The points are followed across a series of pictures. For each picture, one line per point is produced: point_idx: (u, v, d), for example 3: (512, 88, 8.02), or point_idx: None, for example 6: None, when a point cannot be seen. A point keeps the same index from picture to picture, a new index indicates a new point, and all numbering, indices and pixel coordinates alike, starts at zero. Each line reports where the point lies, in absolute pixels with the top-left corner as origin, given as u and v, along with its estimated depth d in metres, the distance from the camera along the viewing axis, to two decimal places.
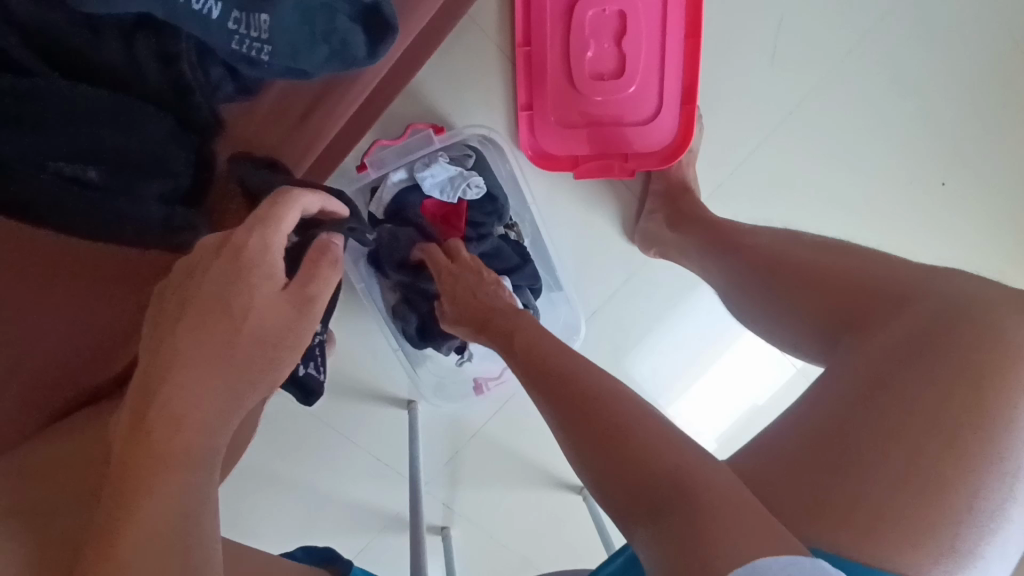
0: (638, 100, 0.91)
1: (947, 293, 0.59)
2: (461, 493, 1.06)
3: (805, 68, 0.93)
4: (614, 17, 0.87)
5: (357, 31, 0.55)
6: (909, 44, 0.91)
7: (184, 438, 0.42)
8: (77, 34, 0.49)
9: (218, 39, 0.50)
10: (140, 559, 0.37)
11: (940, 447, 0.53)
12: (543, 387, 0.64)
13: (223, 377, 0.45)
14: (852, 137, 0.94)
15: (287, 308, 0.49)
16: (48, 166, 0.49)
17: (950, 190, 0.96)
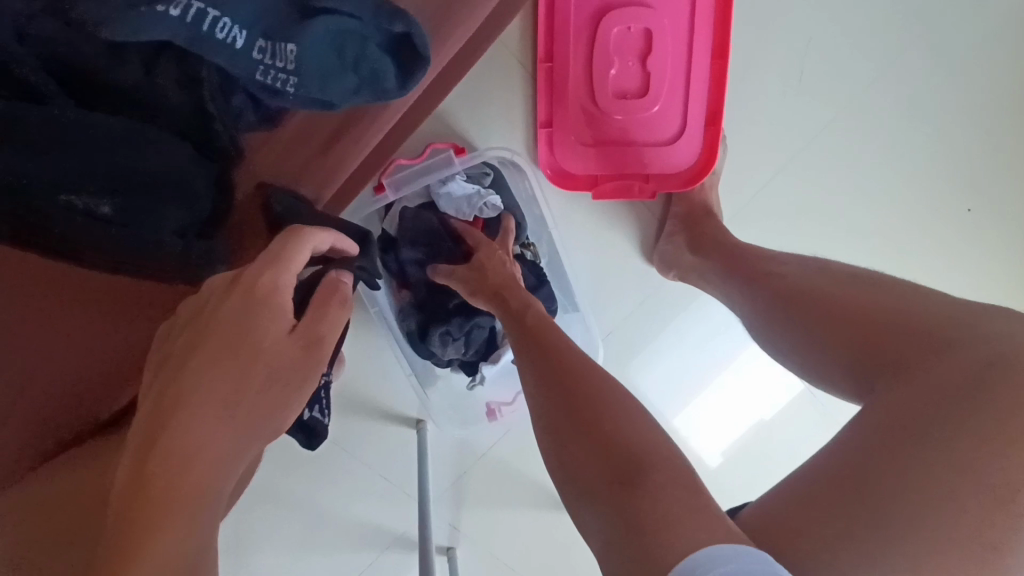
0: (661, 120, 0.89)
1: (987, 336, 0.55)
2: (468, 514, 1.04)
3: (834, 91, 0.90)
4: (639, 36, 0.85)
5: (387, 60, 0.56)
6: (939, 69, 0.89)
7: (193, 480, 0.39)
8: (96, 59, 0.47)
9: (242, 69, 0.50)
10: None
11: (984, 495, 0.49)
12: (561, 407, 0.61)
13: (230, 418, 0.43)
14: (879, 162, 0.92)
15: (296, 350, 0.48)
16: (61, 197, 0.46)
17: (976, 218, 0.94)
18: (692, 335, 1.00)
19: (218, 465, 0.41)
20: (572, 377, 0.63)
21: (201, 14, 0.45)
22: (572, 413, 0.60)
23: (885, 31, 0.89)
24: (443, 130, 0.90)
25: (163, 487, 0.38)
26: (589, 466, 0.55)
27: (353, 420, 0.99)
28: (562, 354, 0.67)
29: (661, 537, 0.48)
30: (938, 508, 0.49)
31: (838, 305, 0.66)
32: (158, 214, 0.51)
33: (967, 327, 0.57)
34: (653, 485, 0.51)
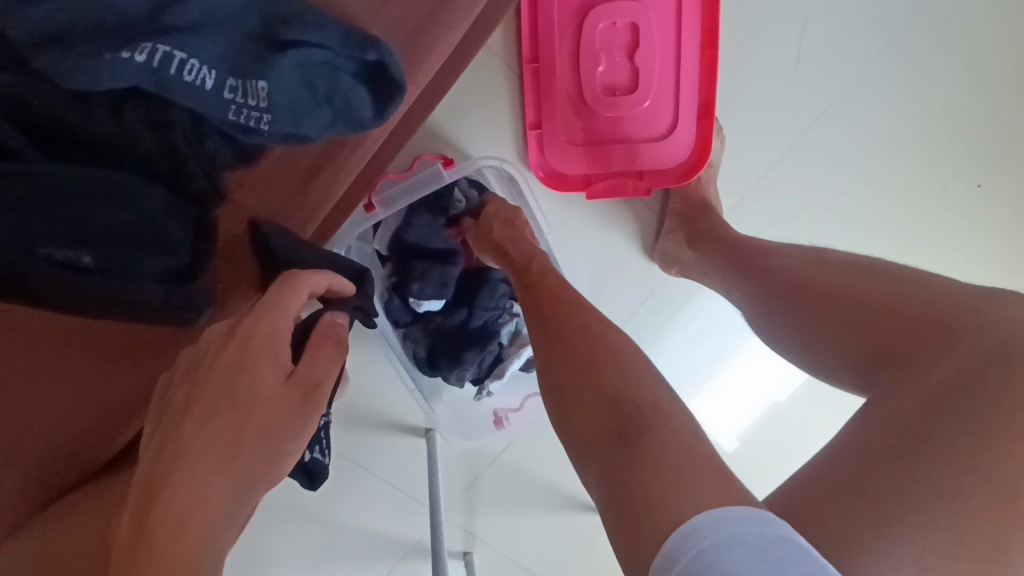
0: (652, 116, 0.87)
1: (996, 320, 0.54)
2: (481, 518, 1.04)
3: (829, 75, 0.88)
4: (626, 30, 0.83)
5: (361, 90, 0.55)
6: (936, 45, 0.87)
7: (190, 537, 0.39)
8: (66, 110, 0.48)
9: (214, 109, 0.51)
10: None
11: (988, 487, 0.48)
12: (577, 397, 0.57)
13: (224, 481, 0.42)
14: (879, 144, 0.90)
15: (291, 396, 0.46)
16: (37, 251, 0.47)
17: (986, 194, 0.92)
18: (698, 326, 0.99)
19: (208, 537, 0.40)
20: (584, 357, 0.59)
21: (166, 57, 0.47)
22: (595, 399, 0.55)
23: (878, 10, 0.86)
24: (430, 139, 0.88)
25: (167, 543, 0.38)
26: (598, 444, 0.53)
27: (357, 431, 0.98)
28: (584, 334, 0.62)
29: (658, 499, 0.45)
30: (939, 497, 0.48)
31: (843, 293, 0.64)
32: (132, 265, 0.52)
33: (986, 316, 0.54)
34: (645, 447, 0.49)
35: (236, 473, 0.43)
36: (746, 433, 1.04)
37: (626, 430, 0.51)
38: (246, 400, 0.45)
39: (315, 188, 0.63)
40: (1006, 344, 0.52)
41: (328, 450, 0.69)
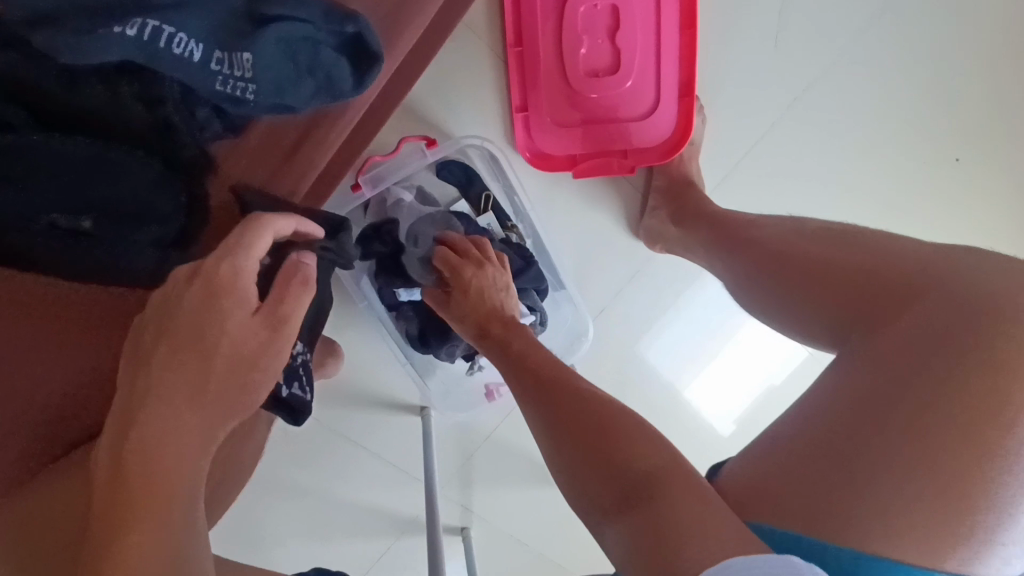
0: (635, 95, 0.89)
1: (958, 275, 0.56)
2: (477, 494, 1.07)
3: (806, 51, 0.90)
4: (606, 12, 0.85)
5: (343, 64, 0.59)
6: (909, 20, 0.89)
7: (166, 472, 0.43)
8: (56, 81, 0.50)
9: (202, 82, 0.54)
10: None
11: (954, 436, 0.50)
12: (579, 460, 0.59)
13: (197, 415, 0.45)
14: (856, 118, 0.92)
15: (259, 335, 0.47)
16: (42, 218, 0.51)
17: (964, 168, 0.94)
18: (686, 303, 1.01)
19: (186, 464, 0.44)
20: (587, 429, 0.61)
21: (156, 31, 0.49)
22: (595, 462, 0.58)
23: None
24: (417, 123, 0.90)
25: (145, 480, 0.42)
26: (612, 515, 0.55)
27: (354, 409, 1.01)
28: (579, 407, 0.63)
29: (674, 556, 0.48)
30: (915, 455, 0.51)
31: (817, 259, 0.67)
32: (127, 235, 0.56)
33: (950, 273, 0.56)
34: (659, 509, 0.51)
35: (208, 408, 0.45)
36: (738, 411, 1.06)
37: (637, 499, 0.54)
38: (214, 342, 0.45)
39: (300, 160, 0.67)
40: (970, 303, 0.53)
41: (310, 388, 0.72)
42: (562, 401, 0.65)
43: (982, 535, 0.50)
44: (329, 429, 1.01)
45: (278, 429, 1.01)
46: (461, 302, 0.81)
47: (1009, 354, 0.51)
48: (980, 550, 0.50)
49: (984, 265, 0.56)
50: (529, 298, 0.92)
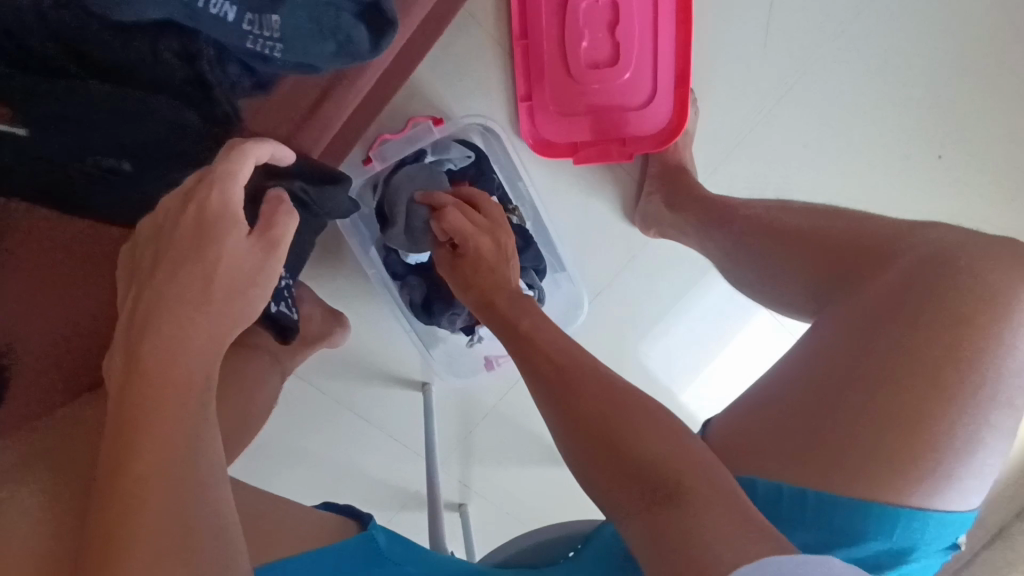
0: (633, 86, 0.94)
1: (925, 242, 0.60)
2: (476, 471, 1.12)
3: (795, 48, 0.95)
4: (607, 7, 0.91)
5: (360, 27, 0.64)
6: (895, 21, 0.94)
7: (175, 372, 0.45)
8: (103, 37, 0.54)
9: (234, 40, 0.58)
10: (147, 469, 0.42)
11: (923, 382, 0.53)
12: (595, 460, 0.54)
13: (203, 334, 0.47)
14: (844, 113, 0.97)
15: (253, 255, 0.50)
16: (87, 158, 0.58)
17: (947, 163, 0.98)
18: (681, 287, 1.05)
19: (195, 380, 0.46)
20: (604, 422, 0.55)
21: None
22: (608, 462, 0.53)
23: None
24: (425, 108, 0.95)
25: (155, 379, 0.44)
26: (638, 512, 0.49)
27: (358, 383, 1.05)
28: (592, 402, 0.57)
29: (704, 559, 0.43)
30: (878, 393, 0.54)
31: (802, 232, 0.71)
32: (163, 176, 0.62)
33: (917, 240, 0.61)
34: (690, 510, 0.46)
35: (211, 318, 0.48)
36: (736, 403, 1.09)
37: (667, 499, 0.48)
38: (211, 264, 0.47)
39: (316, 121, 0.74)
40: (931, 262, 0.57)
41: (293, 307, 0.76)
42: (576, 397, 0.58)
43: (944, 471, 0.53)
44: (335, 402, 1.05)
45: (283, 401, 1.05)
46: (468, 269, 0.76)
47: (969, 304, 0.54)
48: (942, 485, 0.53)
49: (946, 231, 0.60)
50: (528, 277, 0.96)
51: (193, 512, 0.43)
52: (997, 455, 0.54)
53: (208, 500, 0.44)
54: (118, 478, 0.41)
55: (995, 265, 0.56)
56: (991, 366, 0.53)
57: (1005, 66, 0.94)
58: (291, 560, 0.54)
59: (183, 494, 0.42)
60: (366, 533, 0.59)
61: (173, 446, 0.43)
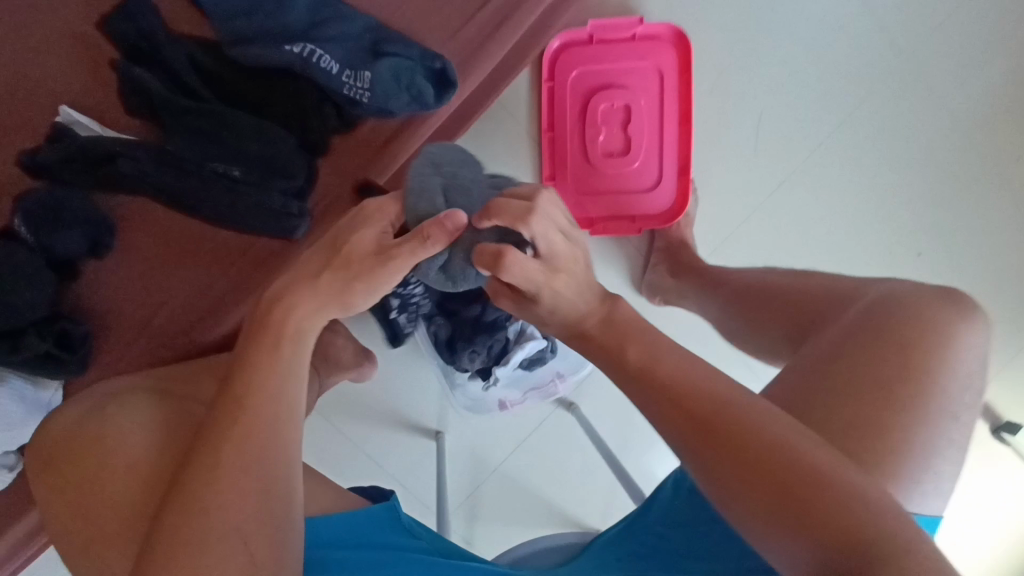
0: (642, 172, 1.09)
1: (877, 287, 0.71)
2: (481, 529, 1.13)
3: (778, 154, 1.13)
4: (621, 110, 1.08)
5: (429, 86, 0.79)
6: (858, 138, 1.13)
7: (289, 318, 0.58)
8: (241, 81, 0.78)
9: (336, 86, 0.78)
10: (253, 385, 0.57)
11: (874, 394, 0.62)
12: (736, 483, 0.52)
13: (320, 310, 0.58)
14: (820, 209, 1.14)
15: (373, 254, 0.56)
16: (208, 163, 0.76)
17: (925, 260, 1.14)
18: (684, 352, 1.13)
19: (292, 331, 0.58)
20: (765, 456, 0.51)
21: (312, 52, 0.77)
22: (759, 491, 0.51)
23: (813, 110, 1.12)
24: None
25: (274, 324, 0.58)
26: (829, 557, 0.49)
27: (375, 426, 1.11)
28: (756, 446, 0.52)
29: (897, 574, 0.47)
30: (838, 400, 0.63)
31: (778, 284, 0.81)
32: (266, 181, 0.77)
33: (870, 285, 0.72)
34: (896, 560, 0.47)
35: (328, 291, 0.58)
36: None
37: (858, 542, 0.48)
38: (345, 252, 0.57)
39: (388, 153, 0.81)
40: (885, 299, 0.68)
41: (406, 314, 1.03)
42: (700, 413, 0.53)
43: (906, 474, 0.61)
44: (352, 443, 1.10)
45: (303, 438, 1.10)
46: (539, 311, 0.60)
47: (914, 332, 0.64)
48: (906, 486, 0.61)
49: (901, 281, 0.70)
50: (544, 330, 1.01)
51: (268, 457, 0.56)
52: (946, 460, 0.63)
53: (278, 451, 0.56)
54: (238, 381, 0.57)
55: (937, 300, 0.66)
56: (937, 384, 0.63)
57: (950, 185, 1.13)
58: (330, 517, 0.66)
59: (270, 429, 0.56)
60: (386, 504, 0.68)
61: (269, 375, 0.57)
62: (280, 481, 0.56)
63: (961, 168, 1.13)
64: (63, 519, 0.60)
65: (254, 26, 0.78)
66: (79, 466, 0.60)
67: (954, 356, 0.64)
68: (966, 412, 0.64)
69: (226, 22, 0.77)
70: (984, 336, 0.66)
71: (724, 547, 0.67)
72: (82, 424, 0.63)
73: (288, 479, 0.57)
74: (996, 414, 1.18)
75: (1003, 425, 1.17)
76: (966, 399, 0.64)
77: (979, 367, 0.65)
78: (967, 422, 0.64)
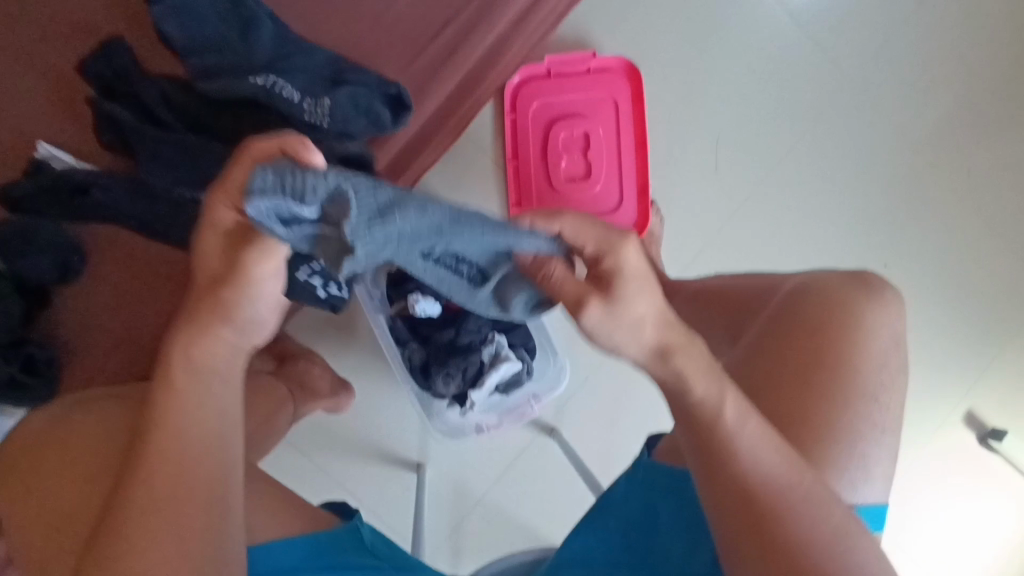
0: (603, 195, 1.12)
1: (799, 277, 0.74)
2: (466, 565, 1.10)
3: (736, 172, 1.18)
4: (580, 137, 1.13)
5: (386, 110, 0.84)
6: (809, 155, 1.19)
7: (185, 347, 0.51)
8: (205, 111, 0.83)
9: (297, 112, 0.81)
10: (164, 423, 0.52)
11: (798, 384, 0.65)
12: (730, 538, 0.55)
13: (217, 342, 0.52)
14: (780, 224, 1.18)
15: (224, 259, 0.48)
16: (175, 189, 0.81)
17: (892, 270, 1.19)
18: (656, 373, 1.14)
19: (196, 360, 0.52)
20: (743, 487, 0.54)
21: (273, 82, 0.81)
22: (751, 539, 0.54)
23: (766, 131, 1.18)
24: None
25: (171, 352, 0.52)
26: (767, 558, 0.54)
27: (354, 459, 1.10)
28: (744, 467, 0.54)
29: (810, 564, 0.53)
30: (771, 389, 0.66)
31: (728, 284, 0.83)
32: None
33: (797, 275, 0.75)
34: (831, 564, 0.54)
35: (207, 312, 0.50)
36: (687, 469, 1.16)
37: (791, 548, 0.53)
38: (212, 276, 0.49)
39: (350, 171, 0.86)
40: (807, 288, 0.70)
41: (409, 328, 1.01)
42: (727, 467, 0.54)
43: (837, 460, 0.63)
44: (331, 477, 1.09)
45: (281, 472, 1.09)
46: (626, 331, 0.50)
47: (829, 317, 0.67)
48: (837, 475, 0.63)
49: (823, 271, 0.73)
50: (518, 353, 1.01)
51: (194, 488, 0.51)
52: (878, 447, 0.65)
53: (198, 492, 0.51)
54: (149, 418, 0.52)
55: (850, 283, 0.69)
56: (857, 369, 0.65)
57: (904, 198, 1.19)
58: (288, 539, 0.63)
59: (183, 471, 0.51)
60: (351, 524, 0.66)
61: (177, 413, 0.52)
62: (200, 530, 0.51)
63: (910, 182, 1.19)
64: (30, 514, 0.61)
65: (221, 63, 0.83)
66: (52, 462, 0.62)
67: (870, 336, 0.67)
68: (899, 393, 0.67)
69: (197, 59, 0.83)
70: (900, 315, 0.69)
71: (699, 547, 0.67)
72: (55, 426, 0.65)
73: (224, 512, 0.52)
74: (982, 422, 1.19)
75: (989, 433, 1.18)
76: (887, 379, 0.66)
77: (895, 345, 0.68)
78: (892, 404, 0.66)
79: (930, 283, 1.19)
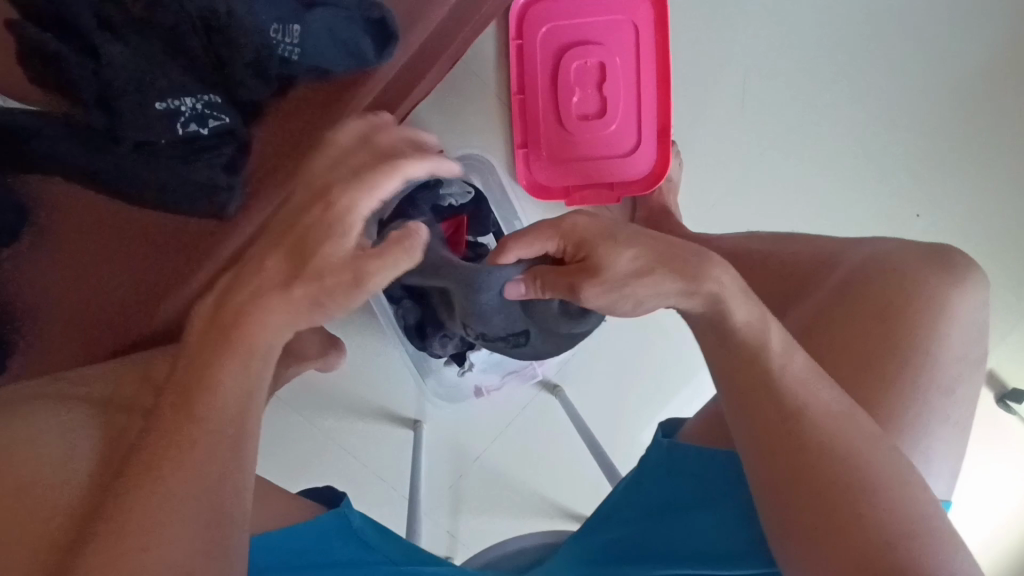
0: (618, 137, 1.01)
1: (860, 247, 0.65)
2: (464, 519, 1.08)
3: (768, 111, 1.06)
4: (595, 68, 0.99)
5: (366, 40, 0.84)
6: (850, 91, 1.05)
7: (249, 327, 0.48)
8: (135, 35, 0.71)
9: (262, 39, 0.75)
10: (210, 413, 0.45)
11: (852, 370, 0.58)
12: (791, 527, 0.49)
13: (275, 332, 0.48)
14: (812, 169, 1.07)
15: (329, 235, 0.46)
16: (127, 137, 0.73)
17: (925, 221, 1.09)
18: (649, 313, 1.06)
19: (256, 345, 0.48)
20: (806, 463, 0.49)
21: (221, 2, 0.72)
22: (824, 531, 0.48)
23: (806, 64, 1.05)
24: None
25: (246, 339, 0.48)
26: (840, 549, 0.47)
27: (345, 415, 1.05)
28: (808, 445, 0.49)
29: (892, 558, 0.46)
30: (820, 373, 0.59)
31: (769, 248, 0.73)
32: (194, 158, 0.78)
33: (853, 245, 0.67)
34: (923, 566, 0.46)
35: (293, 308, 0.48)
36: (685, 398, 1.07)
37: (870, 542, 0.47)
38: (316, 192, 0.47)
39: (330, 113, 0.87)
40: (868, 265, 0.63)
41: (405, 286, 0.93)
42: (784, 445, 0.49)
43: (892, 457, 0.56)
44: (321, 433, 1.05)
45: (269, 426, 1.05)
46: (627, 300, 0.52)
47: (895, 297, 0.59)
48: None
49: (884, 243, 0.65)
50: None
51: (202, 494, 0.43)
52: (944, 437, 0.58)
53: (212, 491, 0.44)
54: (182, 410, 0.45)
55: (925, 261, 0.61)
56: (924, 356, 0.58)
57: (951, 142, 1.07)
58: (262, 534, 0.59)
59: (208, 479, 0.44)
60: (339, 512, 0.62)
61: (222, 411, 0.46)
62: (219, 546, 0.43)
63: (960, 125, 1.06)
64: None
65: None
66: None
67: (943, 320, 0.59)
68: (966, 383, 0.59)
69: None
70: (977, 296, 0.61)
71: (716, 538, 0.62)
72: None
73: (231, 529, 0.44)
74: (1003, 383, 1.13)
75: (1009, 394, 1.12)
76: (958, 369, 0.59)
77: (973, 331, 0.60)
78: (962, 395, 0.59)
79: (969, 236, 1.09)
